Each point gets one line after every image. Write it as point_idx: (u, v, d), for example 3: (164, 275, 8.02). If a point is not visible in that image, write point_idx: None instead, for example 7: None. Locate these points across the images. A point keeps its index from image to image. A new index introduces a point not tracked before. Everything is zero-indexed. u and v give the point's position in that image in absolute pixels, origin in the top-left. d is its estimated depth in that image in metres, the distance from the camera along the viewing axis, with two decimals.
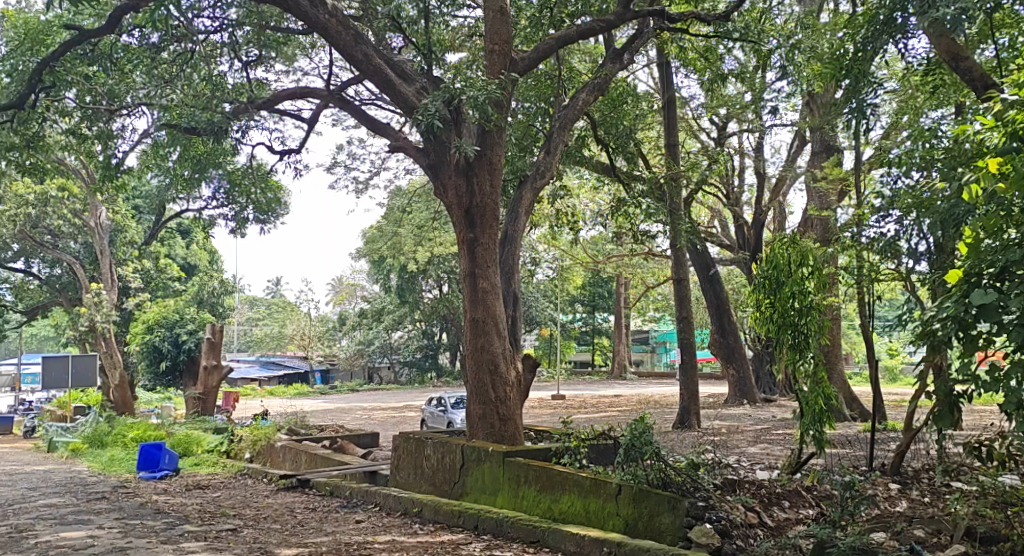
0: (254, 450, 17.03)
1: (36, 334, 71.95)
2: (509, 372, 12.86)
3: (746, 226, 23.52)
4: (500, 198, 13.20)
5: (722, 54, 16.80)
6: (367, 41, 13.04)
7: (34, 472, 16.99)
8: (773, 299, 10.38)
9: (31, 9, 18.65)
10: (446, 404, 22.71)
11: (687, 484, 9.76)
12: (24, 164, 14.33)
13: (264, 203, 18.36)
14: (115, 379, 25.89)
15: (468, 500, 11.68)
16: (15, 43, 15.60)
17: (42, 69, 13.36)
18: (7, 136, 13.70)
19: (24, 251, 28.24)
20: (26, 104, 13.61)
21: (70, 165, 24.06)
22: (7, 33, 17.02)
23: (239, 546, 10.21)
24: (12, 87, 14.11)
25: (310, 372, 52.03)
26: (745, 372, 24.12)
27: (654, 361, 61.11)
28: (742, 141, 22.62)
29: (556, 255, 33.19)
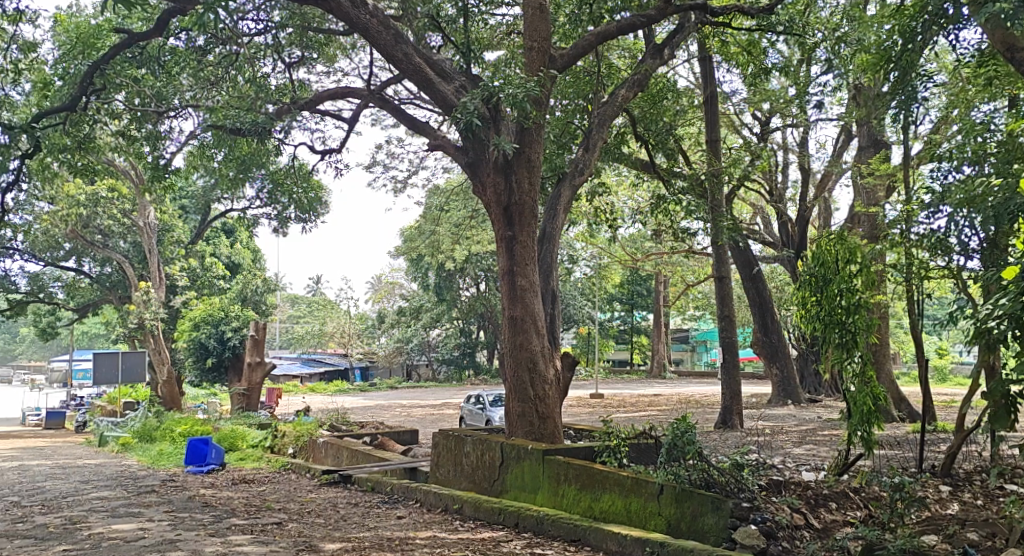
0: (297, 446, 17.18)
1: (85, 332, 73.43)
2: (548, 371, 12.83)
3: (790, 224, 23.28)
4: (539, 196, 13.16)
5: (765, 48, 16.55)
6: (407, 41, 13.08)
7: (85, 466, 17.29)
8: (819, 296, 10.25)
9: (84, 13, 18.99)
10: (484, 401, 22.73)
11: (732, 485, 9.76)
12: (75, 166, 14.34)
13: (306, 202, 18.49)
14: (163, 376, 26.42)
15: (508, 497, 11.67)
16: (69, 48, 15.91)
17: (94, 72, 13.53)
18: (58, 138, 13.85)
19: (76, 250, 28.75)
20: (78, 106, 13.73)
21: (119, 166, 24.53)
22: (60, 37, 17.36)
23: (285, 540, 10.29)
24: (65, 90, 14.36)
25: (350, 369, 52.44)
26: (789, 372, 23.70)
27: (694, 361, 60.70)
28: (787, 136, 22.37)
29: (594, 254, 33.06)
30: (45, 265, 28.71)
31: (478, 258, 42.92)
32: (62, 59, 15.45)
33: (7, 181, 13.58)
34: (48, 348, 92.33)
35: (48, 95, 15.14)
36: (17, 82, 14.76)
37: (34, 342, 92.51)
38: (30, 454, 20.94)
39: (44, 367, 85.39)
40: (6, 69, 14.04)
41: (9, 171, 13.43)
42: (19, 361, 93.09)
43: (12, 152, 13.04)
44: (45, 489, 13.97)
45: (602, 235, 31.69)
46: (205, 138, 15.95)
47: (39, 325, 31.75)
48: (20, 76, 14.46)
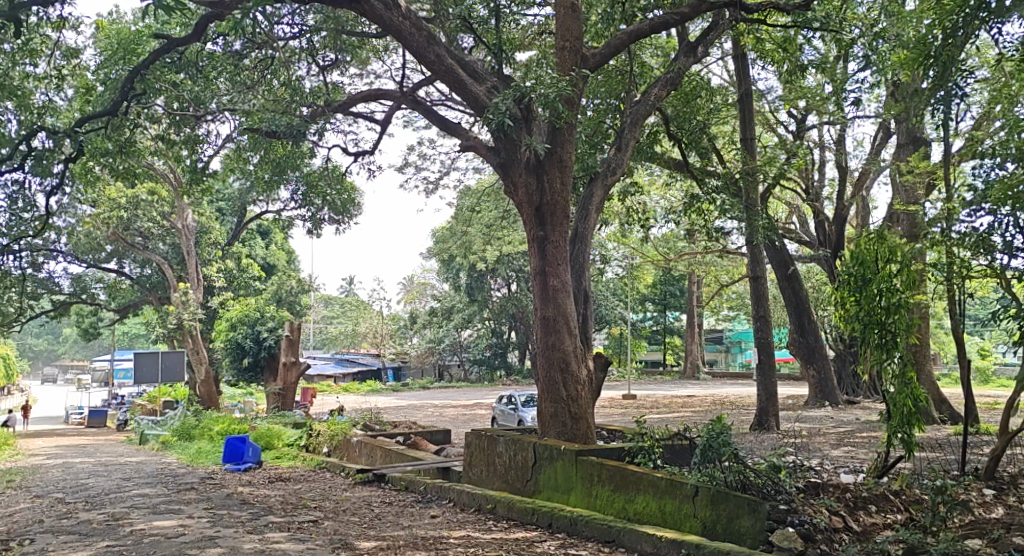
0: (331, 444, 17.25)
1: (126, 332, 74.50)
2: (581, 371, 12.76)
3: (827, 222, 22.99)
4: (572, 196, 13.11)
5: (801, 45, 16.32)
6: (439, 42, 13.07)
7: (127, 463, 17.52)
8: (858, 296, 10.08)
9: (123, 19, 19.22)
10: (516, 401, 22.67)
11: (768, 487, 9.64)
12: (116, 169, 14.50)
13: (340, 204, 18.58)
14: (201, 375, 26.66)
15: (541, 498, 11.63)
16: (110, 54, 16.13)
17: (134, 77, 13.50)
18: (100, 142, 14.02)
19: (117, 252, 29.03)
20: (119, 111, 13.73)
21: (158, 169, 24.84)
22: (101, 43, 17.60)
23: (321, 537, 10.31)
24: (107, 95, 14.53)
25: (383, 369, 52.67)
26: (827, 373, 23.43)
27: (728, 362, 60.19)
28: (823, 133, 22.11)
29: (626, 254, 32.93)
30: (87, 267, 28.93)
31: (509, 258, 42.95)
32: (104, 65, 15.66)
33: (51, 185, 13.79)
34: (90, 348, 93.63)
35: (91, 100, 15.35)
36: (62, 86, 14.95)
37: (77, 342, 93.91)
38: (74, 451, 21.27)
39: (85, 366, 86.64)
40: (50, 74, 14.25)
41: (54, 175, 13.62)
42: (61, 361, 94.49)
43: (55, 156, 13.29)
44: (88, 486, 14.14)
45: (634, 235, 31.56)
46: (241, 142, 16.08)
47: (82, 326, 32.19)
48: (64, 80, 14.66)
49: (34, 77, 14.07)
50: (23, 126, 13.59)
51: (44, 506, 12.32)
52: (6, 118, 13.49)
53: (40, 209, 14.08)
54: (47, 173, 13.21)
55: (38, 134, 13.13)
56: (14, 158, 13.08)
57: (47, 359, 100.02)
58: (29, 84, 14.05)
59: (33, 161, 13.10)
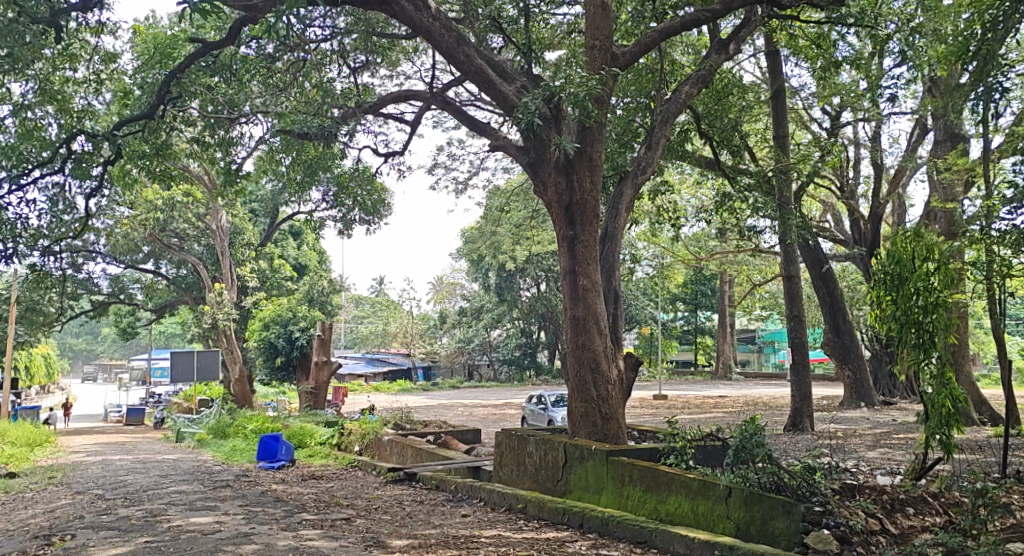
0: (363, 443, 17.27)
1: (162, 332, 75.43)
2: (611, 371, 12.66)
3: (862, 221, 22.72)
4: (602, 195, 13.01)
5: (836, 41, 16.05)
6: (469, 43, 13.03)
7: (164, 460, 17.65)
8: (894, 294, 9.91)
9: (159, 23, 19.39)
10: (546, 401, 22.58)
11: (803, 488, 9.48)
12: (154, 171, 14.65)
13: (370, 204, 18.63)
14: (235, 374, 26.77)
15: (572, 498, 11.55)
16: (147, 58, 16.29)
17: (169, 81, 13.74)
18: (137, 145, 14.15)
19: (153, 253, 29.32)
20: (155, 114, 13.93)
21: (193, 171, 25.09)
22: (138, 48, 17.77)
23: (353, 535, 10.31)
24: (144, 99, 14.66)
25: (413, 368, 52.78)
26: (862, 373, 23.14)
27: (761, 362, 59.57)
28: (857, 131, 21.86)
29: (657, 253, 32.76)
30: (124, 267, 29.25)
31: (539, 258, 42.85)
32: (141, 68, 15.79)
33: (90, 187, 13.92)
34: (128, 347, 94.71)
35: (129, 103, 15.49)
36: (102, 89, 15.05)
37: (115, 341, 95.14)
38: (113, 449, 21.51)
39: (123, 364, 87.73)
40: (89, 79, 14.35)
41: (93, 178, 13.76)
42: (99, 360, 95.74)
43: (94, 159, 13.42)
44: (126, 483, 14.25)
45: (664, 235, 31.39)
46: (273, 143, 16.14)
47: (120, 325, 32.55)
48: (102, 85, 14.73)
49: (73, 81, 14.18)
50: (63, 130, 13.70)
51: (84, 502, 12.43)
52: (47, 122, 13.64)
53: (79, 211, 14.23)
54: (87, 176, 13.36)
55: (77, 137, 13.26)
56: (54, 160, 13.23)
57: (86, 359, 101.40)
58: (68, 88, 14.16)
59: (73, 164, 13.26)
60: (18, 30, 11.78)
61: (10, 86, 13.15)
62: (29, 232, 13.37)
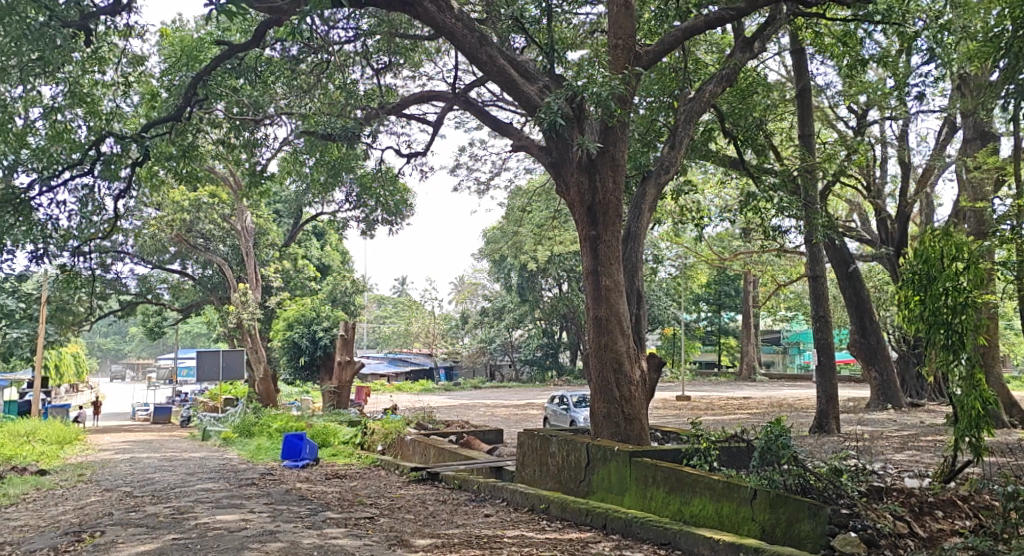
0: (386, 443, 17.26)
1: (188, 332, 76.12)
2: (634, 372, 12.58)
3: (889, 221, 22.48)
4: (625, 195, 12.93)
5: (862, 39, 15.77)
6: (491, 43, 12.98)
7: (191, 459, 17.74)
8: (922, 295, 9.77)
9: (186, 26, 19.49)
10: (568, 402, 22.48)
11: (829, 491, 9.40)
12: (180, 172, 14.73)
13: (393, 205, 18.64)
14: (260, 374, 26.86)
15: (595, 499, 11.49)
16: (174, 61, 16.38)
17: (197, 83, 13.93)
18: (165, 147, 14.09)
19: (180, 254, 29.50)
20: (183, 116, 14.13)
21: (219, 173, 25.24)
22: (165, 50, 17.88)
23: (377, 534, 10.29)
24: (172, 101, 14.77)
25: (435, 368, 52.87)
26: (889, 375, 22.90)
27: (786, 363, 59.14)
28: (884, 130, 21.63)
29: (679, 253, 32.60)
30: (151, 268, 29.45)
31: (561, 258, 42.74)
32: (168, 71, 15.88)
33: (118, 189, 14.02)
34: (154, 347, 95.52)
35: (157, 105, 15.61)
36: (130, 92, 15.06)
37: (142, 340, 96.04)
38: (141, 446, 21.65)
39: (149, 363, 88.49)
40: (117, 82, 14.37)
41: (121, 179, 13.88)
42: (126, 359, 96.60)
43: (123, 161, 13.49)
44: (154, 480, 14.33)
45: (687, 234, 31.21)
46: (297, 144, 16.18)
47: (147, 325, 32.78)
48: (130, 88, 14.74)
49: (102, 85, 14.17)
50: (93, 132, 13.71)
51: (113, 499, 12.50)
52: (76, 124, 13.65)
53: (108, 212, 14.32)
54: (115, 177, 13.42)
55: (106, 140, 13.33)
56: (83, 162, 13.32)
57: (114, 358, 102.37)
58: (97, 91, 14.11)
59: (102, 166, 13.33)
60: (49, 35, 11.99)
61: (41, 88, 13.26)
62: (59, 233, 13.45)
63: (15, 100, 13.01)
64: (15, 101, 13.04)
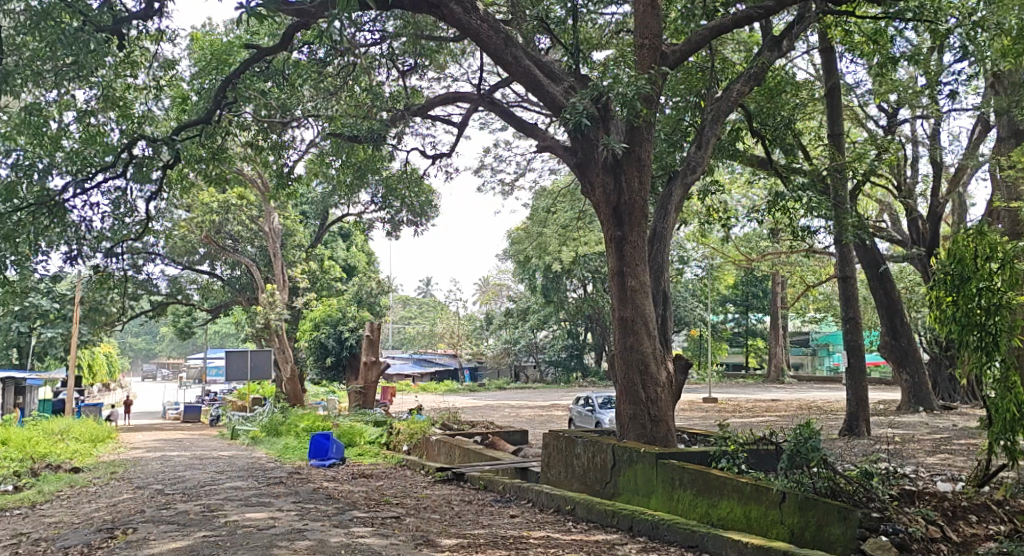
0: (411, 443, 17.26)
1: (217, 332, 76.90)
2: (660, 373, 12.46)
3: (920, 221, 22.21)
4: (650, 195, 12.81)
5: (894, 36, 15.52)
6: (517, 44, 12.92)
7: (220, 457, 17.84)
8: (956, 295, 9.60)
9: (217, 29, 19.60)
10: (594, 403, 22.38)
11: (859, 494, 9.26)
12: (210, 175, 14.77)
13: (419, 206, 18.63)
14: (287, 373, 26.96)
15: (621, 501, 11.39)
16: (204, 65, 16.49)
17: (226, 86, 13.90)
18: (195, 149, 14.15)
19: (209, 255, 29.69)
20: (213, 119, 14.08)
21: (247, 174, 25.37)
22: (195, 54, 17.98)
23: (404, 533, 10.25)
24: (202, 104, 14.86)
25: (461, 369, 52.95)
26: (921, 378, 22.57)
27: (815, 365, 58.68)
28: (915, 129, 21.35)
29: (706, 254, 32.44)
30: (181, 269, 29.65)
31: (587, 259, 42.60)
32: (199, 74, 15.98)
33: (150, 190, 14.10)
34: (184, 347, 96.47)
35: (187, 109, 15.72)
36: (161, 95, 15.09)
37: (173, 340, 97.03)
38: (171, 445, 21.81)
39: (179, 362, 89.25)
40: (149, 85, 14.37)
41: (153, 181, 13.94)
42: (158, 359, 97.72)
43: (155, 163, 13.60)
44: (184, 478, 14.40)
45: (714, 235, 31.01)
46: (324, 146, 16.22)
47: (177, 325, 33.04)
48: (162, 91, 14.78)
49: (135, 88, 14.13)
50: (126, 135, 13.72)
51: (144, 497, 12.55)
52: (109, 128, 13.71)
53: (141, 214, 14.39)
54: (147, 180, 13.48)
55: (138, 142, 13.44)
56: (116, 165, 13.38)
57: (145, 358, 103.30)
58: (130, 95, 14.12)
59: (134, 168, 13.42)
60: (83, 39, 11.87)
61: (75, 92, 13.37)
62: (93, 234, 13.52)
63: (49, 104, 13.14)
64: (49, 106, 13.19)
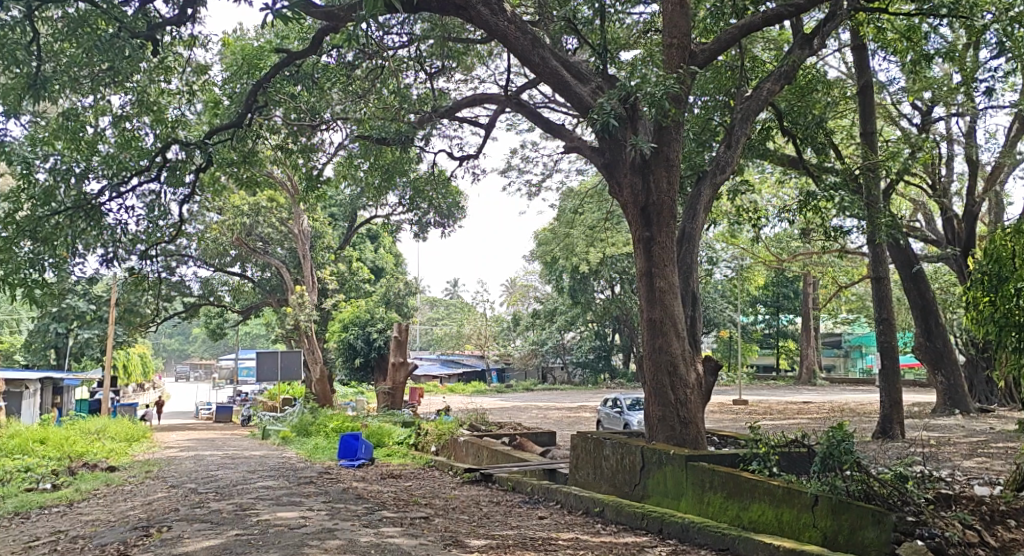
0: (439, 443, 17.23)
1: (247, 332, 77.52)
2: (690, 375, 12.32)
3: (955, 220, 21.88)
4: (679, 195, 12.69)
5: (928, 33, 15.27)
6: (544, 45, 12.88)
7: (251, 457, 17.92)
8: (993, 296, 9.39)
9: (248, 33, 19.70)
10: (622, 404, 22.27)
11: (894, 498, 9.07)
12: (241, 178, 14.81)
13: (446, 207, 18.61)
14: (316, 374, 27.05)
15: (650, 503, 11.28)
16: (234, 69, 16.59)
17: (258, 91, 13.92)
18: (226, 153, 14.19)
19: (240, 257, 29.88)
20: (244, 122, 14.07)
21: (277, 177, 25.50)
22: (227, 58, 18.08)
23: (432, 534, 10.22)
24: (233, 108, 14.95)
25: (488, 371, 52.95)
26: (956, 380, 22.21)
27: (848, 367, 58.06)
28: (950, 127, 21.02)
29: (735, 255, 32.20)
30: (213, 271, 29.88)
31: (615, 260, 42.37)
32: (231, 79, 16.08)
33: (183, 194, 14.15)
34: (215, 347, 97.22)
35: (219, 113, 15.81)
36: (195, 100, 15.19)
37: (205, 341, 97.97)
38: (203, 445, 21.96)
39: (211, 363, 90.04)
40: (182, 90, 14.43)
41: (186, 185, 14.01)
42: (190, 359, 98.69)
43: (188, 167, 13.66)
44: (216, 478, 14.46)
45: (743, 235, 30.75)
46: (352, 148, 16.26)
47: (209, 326, 33.30)
48: (195, 95, 14.81)
49: (168, 93, 14.22)
50: (160, 139, 13.78)
51: (178, 496, 12.62)
52: (143, 133, 13.74)
53: (174, 217, 14.46)
54: (181, 184, 13.59)
55: (172, 146, 13.51)
56: (150, 169, 13.43)
57: (178, 358, 104.43)
58: (163, 100, 14.18)
59: (168, 172, 13.49)
60: (118, 46, 12.14)
61: (110, 97, 13.45)
62: (128, 237, 13.61)
63: (85, 109, 13.24)
64: (85, 111, 13.24)
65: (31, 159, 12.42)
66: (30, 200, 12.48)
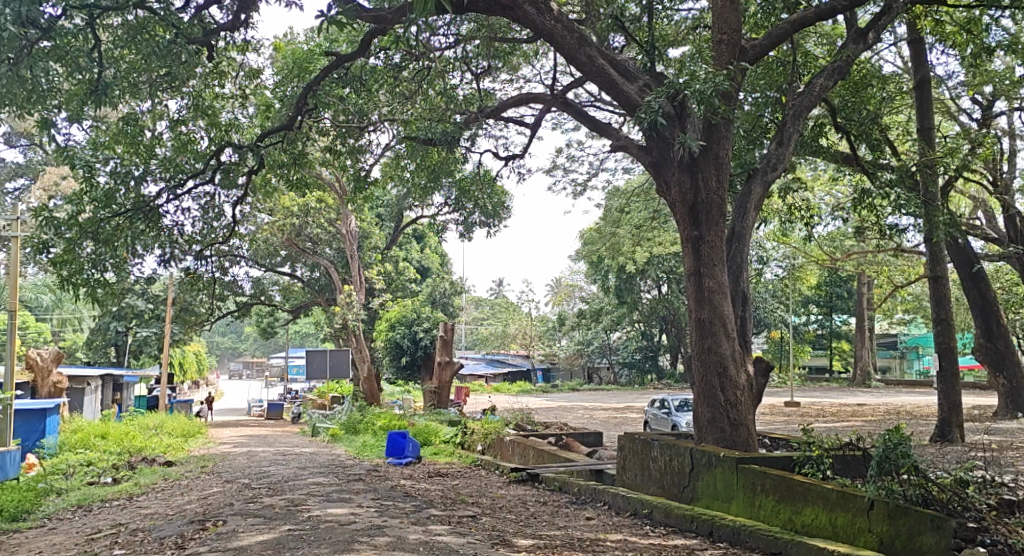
0: (486, 443, 17.15)
1: (296, 331, 78.25)
2: (740, 376, 12.08)
3: (1017, 218, 21.25)
4: (729, 194, 12.45)
5: (988, 25, 14.85)
6: (590, 43, 12.73)
7: (302, 454, 18.01)
8: None
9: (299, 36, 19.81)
10: (670, 405, 22.00)
11: (954, 503, 8.77)
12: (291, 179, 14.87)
13: (492, 207, 18.53)
14: (364, 372, 27.11)
15: (699, 505, 11.07)
16: (284, 72, 16.66)
17: (308, 93, 14.00)
18: (277, 155, 14.28)
19: (290, 257, 30.12)
20: (294, 125, 14.14)
21: (325, 178, 25.64)
22: (279, 61, 18.21)
23: (481, 533, 10.14)
24: (283, 111, 15.02)
25: (535, 371, 52.81)
26: (1019, 382, 21.48)
27: (904, 369, 56.88)
28: (1012, 121, 20.42)
29: (786, 254, 31.68)
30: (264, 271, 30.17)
31: (662, 260, 41.99)
32: (281, 82, 16.16)
33: (236, 195, 14.27)
34: (265, 346, 98.25)
35: (270, 115, 15.90)
36: (246, 102, 15.29)
37: (256, 339, 99.18)
38: (255, 441, 22.17)
39: (261, 362, 91.07)
40: (235, 94, 14.53)
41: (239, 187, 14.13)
42: (241, 358, 99.99)
43: (240, 170, 13.79)
44: (268, 473, 14.54)
45: (794, 234, 30.26)
46: (399, 149, 16.22)
47: (260, 325, 33.64)
48: (247, 98, 14.91)
49: (222, 96, 14.32)
50: (214, 142, 13.90)
51: (232, 491, 12.69)
52: (198, 136, 13.86)
53: (227, 218, 14.57)
54: (233, 186, 13.72)
55: (225, 150, 13.64)
56: (205, 171, 13.56)
57: (229, 356, 105.75)
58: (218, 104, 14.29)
59: (222, 175, 13.66)
60: (175, 52, 12.06)
61: (167, 102, 13.59)
62: (184, 238, 13.76)
63: (142, 113, 13.37)
64: (143, 115, 13.40)
65: (93, 161, 12.68)
66: (92, 202, 12.54)
